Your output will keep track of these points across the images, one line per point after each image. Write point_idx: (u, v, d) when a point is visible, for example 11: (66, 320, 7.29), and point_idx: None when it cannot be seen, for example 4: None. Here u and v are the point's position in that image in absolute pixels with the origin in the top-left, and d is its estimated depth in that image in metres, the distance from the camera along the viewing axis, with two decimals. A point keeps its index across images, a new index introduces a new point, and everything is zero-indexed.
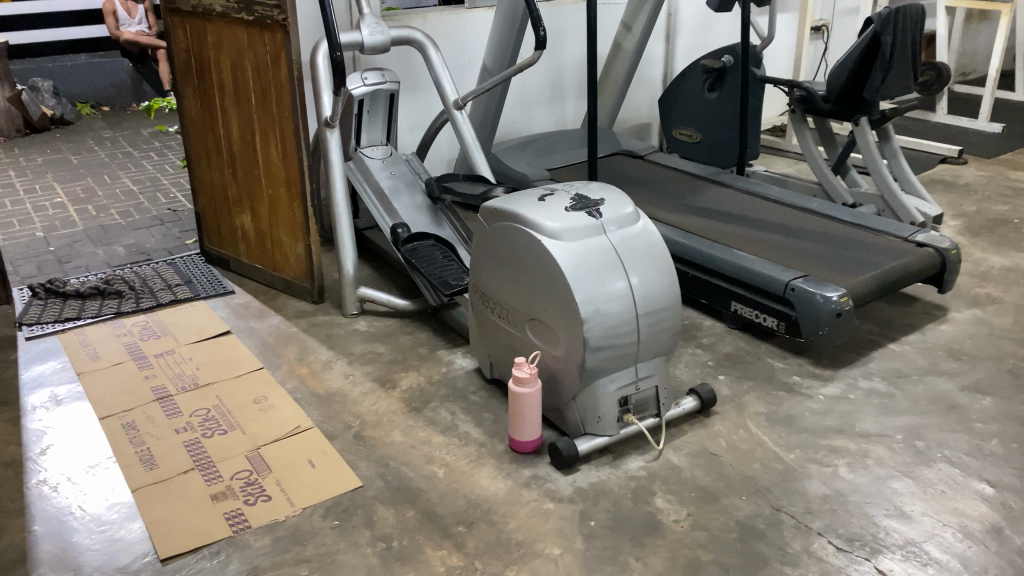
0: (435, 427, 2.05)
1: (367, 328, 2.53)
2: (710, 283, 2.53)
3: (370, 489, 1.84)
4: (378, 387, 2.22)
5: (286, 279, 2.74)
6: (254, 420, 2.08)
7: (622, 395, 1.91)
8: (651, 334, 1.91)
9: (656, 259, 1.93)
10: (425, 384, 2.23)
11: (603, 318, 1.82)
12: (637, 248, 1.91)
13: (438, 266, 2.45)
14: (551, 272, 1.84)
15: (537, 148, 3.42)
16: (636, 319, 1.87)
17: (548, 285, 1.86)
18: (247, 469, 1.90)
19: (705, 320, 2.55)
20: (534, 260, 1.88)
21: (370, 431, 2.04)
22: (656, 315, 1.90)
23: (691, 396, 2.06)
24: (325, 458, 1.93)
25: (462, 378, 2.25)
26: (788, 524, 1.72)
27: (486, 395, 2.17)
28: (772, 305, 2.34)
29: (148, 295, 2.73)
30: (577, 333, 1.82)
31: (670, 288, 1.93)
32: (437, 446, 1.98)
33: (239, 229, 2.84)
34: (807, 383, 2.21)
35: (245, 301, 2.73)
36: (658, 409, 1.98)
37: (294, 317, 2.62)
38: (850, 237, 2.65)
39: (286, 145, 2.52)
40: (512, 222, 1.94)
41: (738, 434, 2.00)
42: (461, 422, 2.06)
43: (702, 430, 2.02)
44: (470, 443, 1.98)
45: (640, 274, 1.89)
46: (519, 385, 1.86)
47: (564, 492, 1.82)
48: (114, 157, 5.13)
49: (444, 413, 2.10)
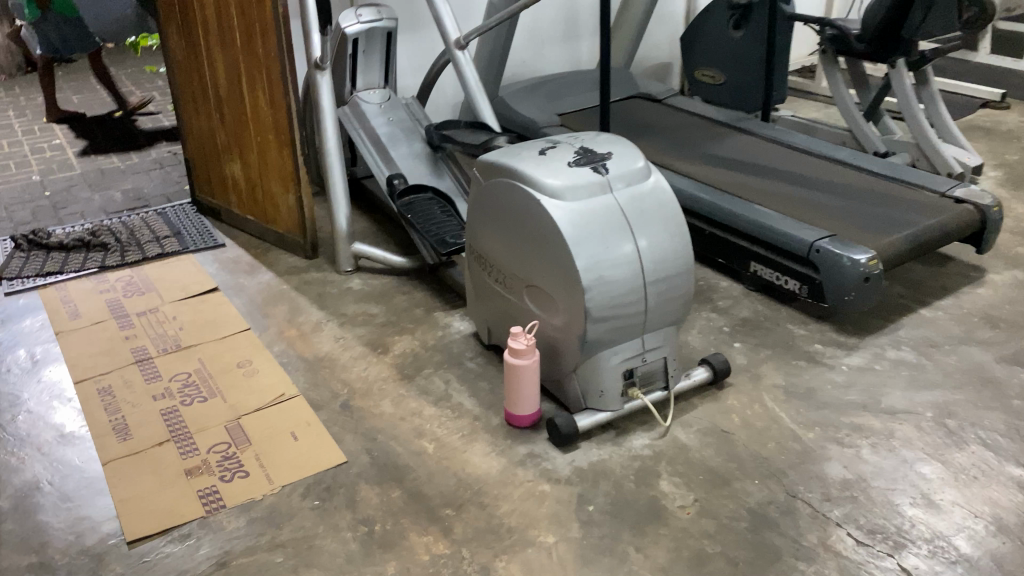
0: (428, 397, 1.91)
1: (361, 287, 2.38)
2: (729, 242, 2.35)
3: (354, 466, 1.72)
4: (369, 352, 2.08)
5: (278, 232, 2.60)
6: (236, 387, 1.96)
7: (627, 367, 1.76)
8: (661, 302, 1.75)
9: (668, 221, 1.77)
10: (419, 350, 2.09)
11: (606, 287, 1.67)
12: (646, 207, 1.75)
13: (435, 222, 2.29)
14: (552, 236, 1.69)
15: (547, 91, 3.22)
16: (644, 287, 1.72)
17: (548, 251, 1.71)
18: (226, 442, 1.78)
19: (722, 281, 2.38)
20: (533, 221, 1.73)
21: (358, 400, 1.91)
22: (667, 282, 1.75)
23: (703, 367, 1.91)
24: (308, 431, 1.81)
25: (458, 342, 2.11)
26: (805, 513, 1.58)
27: (483, 362, 2.03)
28: (795, 267, 2.17)
29: (134, 248, 2.60)
30: (579, 303, 1.68)
31: (683, 252, 1.77)
32: (429, 418, 1.85)
33: (229, 179, 2.69)
34: (830, 352, 2.05)
35: (234, 255, 2.59)
36: (667, 380, 1.83)
37: (285, 274, 2.48)
38: (880, 190, 2.45)
39: (273, 89, 2.34)
40: (509, 179, 1.77)
41: (753, 409, 1.85)
42: (454, 392, 1.92)
43: (714, 404, 1.87)
44: (463, 417, 1.85)
45: (649, 238, 1.73)
46: (515, 357, 1.73)
47: (562, 473, 1.68)
48: (115, 98, 4.97)
49: (438, 382, 1.96)
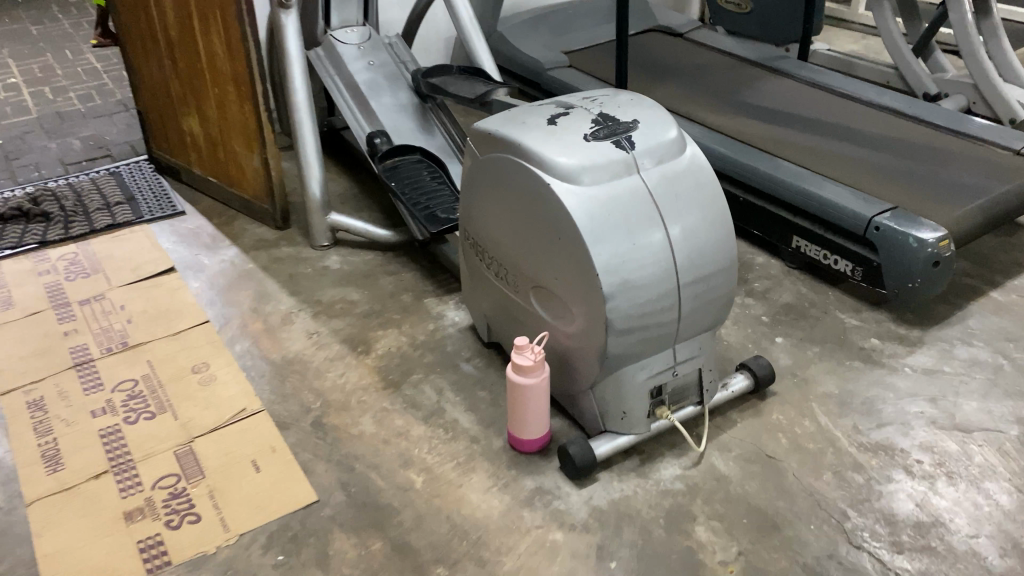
0: (416, 412, 1.61)
1: (340, 266, 2.06)
2: (766, 211, 2.01)
3: (327, 508, 1.43)
4: (348, 351, 1.78)
5: (245, 198, 2.26)
6: (189, 399, 1.66)
7: (654, 384, 1.46)
8: (697, 305, 1.43)
9: (706, 206, 1.43)
10: (406, 348, 1.78)
11: (633, 293, 1.35)
12: (681, 190, 1.42)
13: (424, 190, 1.95)
14: (564, 230, 1.36)
15: (553, 24, 2.82)
16: (677, 290, 1.40)
17: (559, 246, 1.38)
18: (175, 474, 1.49)
19: (758, 257, 2.06)
20: (540, 208, 1.39)
21: (334, 416, 1.61)
22: (705, 281, 1.43)
23: (742, 374, 1.61)
24: (273, 459, 1.52)
25: (452, 338, 1.80)
26: (873, 571, 1.29)
27: (482, 365, 1.73)
28: (847, 245, 1.85)
29: (81, 217, 2.26)
30: (597, 312, 1.36)
31: (724, 244, 1.44)
32: (418, 441, 1.55)
33: (188, 134, 2.33)
34: (889, 349, 1.74)
35: (195, 226, 2.26)
36: (702, 395, 1.53)
37: (252, 249, 2.15)
38: (942, 147, 2.09)
39: (229, 32, 1.97)
40: (511, 155, 1.43)
41: (802, 427, 1.56)
42: (448, 405, 1.63)
43: (757, 419, 1.57)
44: (458, 439, 1.55)
45: (684, 229, 1.40)
46: (520, 374, 1.42)
47: (577, 515, 1.40)
48: (79, 29, 4.54)
49: (428, 391, 1.66)
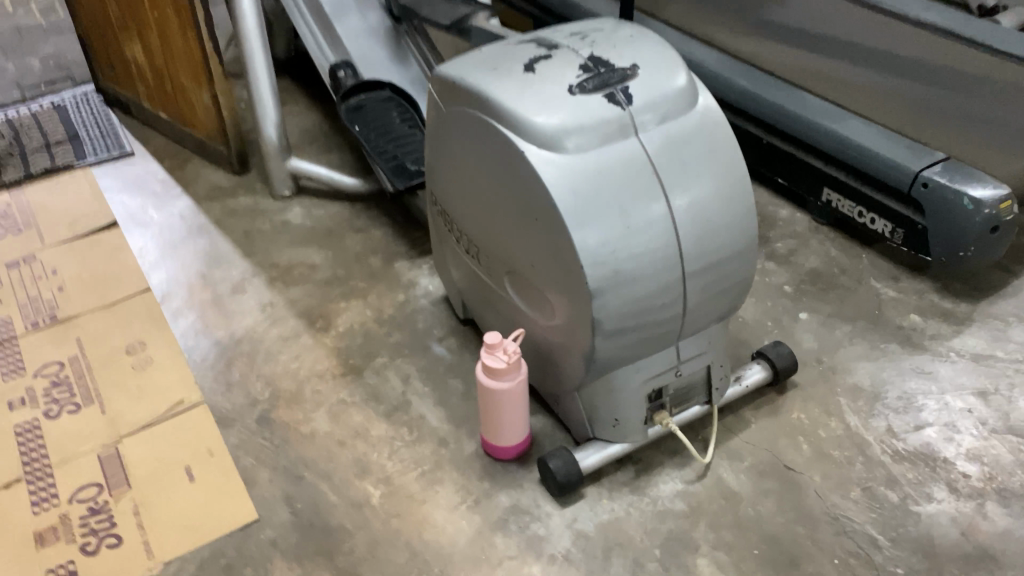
0: (378, 406, 1.39)
1: (302, 222, 1.82)
2: (793, 157, 1.73)
3: (268, 529, 1.23)
4: (304, 327, 1.55)
5: (199, 138, 2.00)
6: (120, 387, 1.45)
7: (653, 388, 1.23)
8: (707, 295, 1.18)
9: (722, 175, 1.16)
10: (370, 324, 1.55)
11: (627, 288, 1.10)
12: (690, 156, 1.14)
13: (393, 134, 1.69)
14: (542, 210, 1.10)
15: None
16: (682, 281, 1.14)
17: (536, 228, 1.13)
18: (96, 483, 1.29)
19: (781, 209, 1.79)
20: (514, 179, 1.13)
21: (284, 411, 1.40)
22: (716, 268, 1.17)
23: (758, 365, 1.37)
24: (209, 466, 1.31)
25: (423, 312, 1.56)
26: None
27: (456, 346, 1.50)
28: (888, 203, 1.57)
29: (16, 160, 2.01)
30: (582, 310, 1.12)
31: (743, 222, 1.17)
32: (377, 443, 1.34)
33: (132, 63, 2.05)
34: (931, 329, 1.49)
35: (144, 171, 2.01)
36: (710, 395, 1.29)
37: (205, 199, 1.91)
38: (1003, 78, 1.77)
39: None
40: (480, 113, 1.16)
41: (827, 430, 1.33)
42: (415, 397, 1.40)
43: (773, 420, 1.34)
44: (423, 441, 1.34)
45: (693, 206, 1.13)
46: (491, 377, 1.19)
47: (557, 543, 1.19)
48: None
49: (393, 379, 1.44)
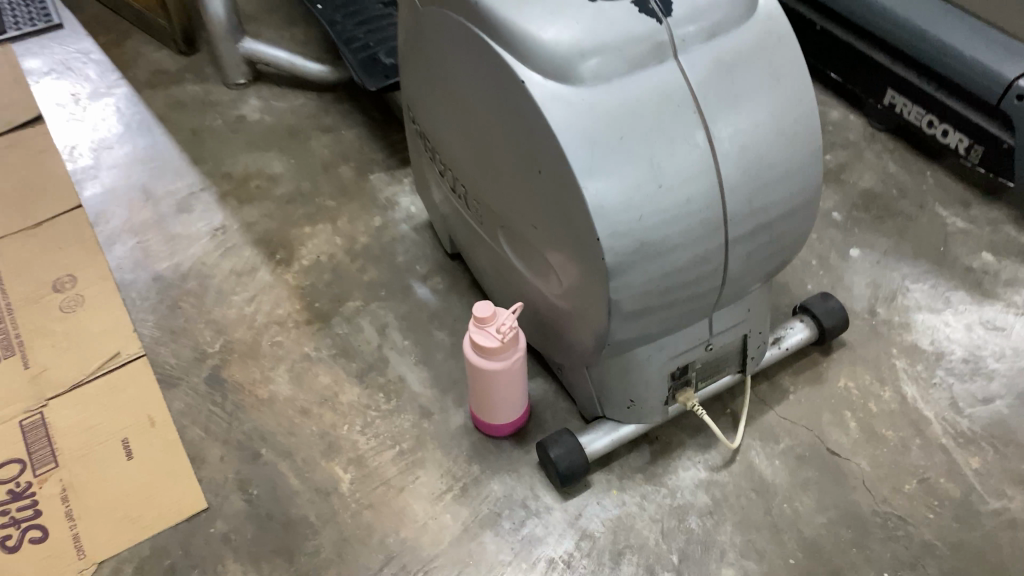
0: (350, 364, 1.18)
1: (263, 120, 1.54)
2: (850, 49, 1.43)
3: (219, 522, 1.04)
4: (262, 260, 1.31)
5: (139, 8, 1.69)
6: (45, 334, 1.22)
7: (677, 366, 1.00)
8: (751, 262, 0.94)
9: (784, 110, 0.88)
10: (341, 257, 1.31)
11: (654, 262, 0.86)
12: (743, 85, 0.86)
13: (363, 19, 1.39)
14: (546, 160, 0.83)
15: None
16: (724, 248, 0.89)
17: (539, 181, 0.86)
18: (17, 460, 1.09)
19: (831, 111, 1.51)
20: (511, 115, 0.86)
21: (238, 369, 1.19)
22: (768, 229, 0.91)
23: (801, 324, 1.15)
24: (151, 439, 1.12)
25: (404, 242, 1.32)
26: None
27: (442, 286, 1.27)
28: (968, 115, 1.29)
29: None
30: (596, 286, 0.88)
31: (807, 170, 0.91)
32: (348, 412, 1.13)
33: None
34: (1006, 272, 1.26)
35: (74, 49, 1.69)
36: (744, 363, 1.07)
37: (148, 88, 1.61)
38: None
39: None
40: (467, 22, 0.88)
41: (880, 404, 1.12)
42: (393, 353, 1.19)
43: (816, 390, 1.14)
44: (402, 411, 1.13)
45: (745, 154, 0.86)
46: (482, 358, 0.97)
47: (559, 546, 1.01)
48: None
49: (367, 329, 1.22)
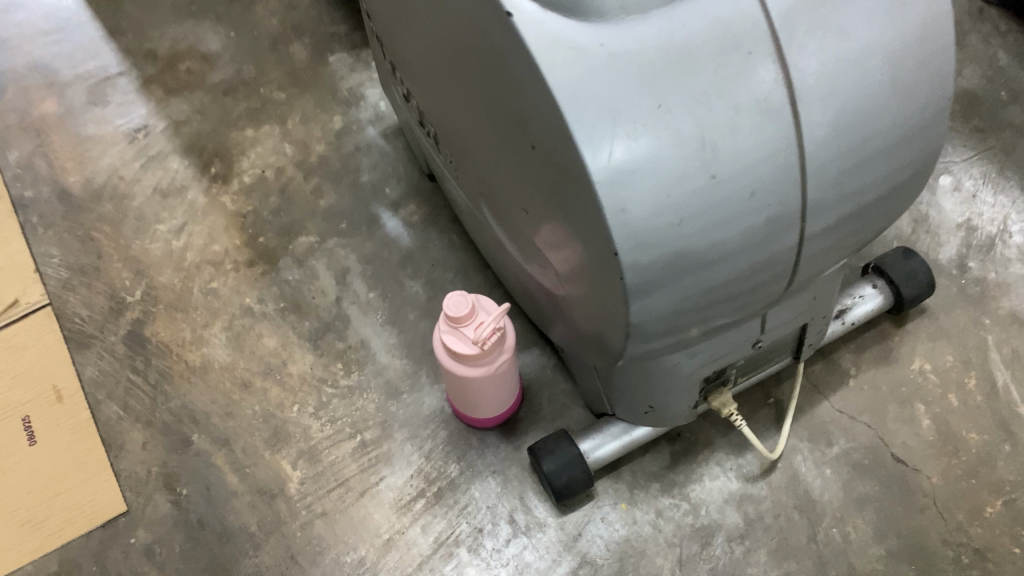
0: (301, 324, 0.95)
1: None
2: None
3: (141, 531, 0.86)
4: (194, 176, 1.05)
5: None
6: None
7: (713, 370, 0.77)
8: (830, 255, 0.67)
9: (907, 44, 0.57)
10: (292, 174, 1.05)
11: (695, 277, 0.59)
12: (847, 12, 0.55)
13: None
14: (541, 131, 0.55)
15: None
16: (798, 248, 0.62)
17: (532, 155, 0.59)
18: None
19: None
20: (490, 54, 0.57)
21: (164, 324, 0.96)
22: (863, 213, 0.63)
23: (874, 290, 0.89)
24: (56, 418, 0.91)
25: (371, 155, 1.06)
26: None
27: (419, 218, 1.01)
28: None
29: None
30: (610, 300, 0.62)
31: (930, 131, 0.61)
32: (298, 388, 0.92)
33: None
34: None
35: None
36: (800, 350, 0.83)
37: None
38: None
39: None
40: None
41: (963, 396, 0.89)
42: (355, 310, 0.96)
43: (883, 373, 0.91)
44: (365, 389, 0.91)
45: (847, 120, 0.56)
46: (454, 361, 0.73)
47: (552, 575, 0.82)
48: None
49: (323, 275, 0.98)
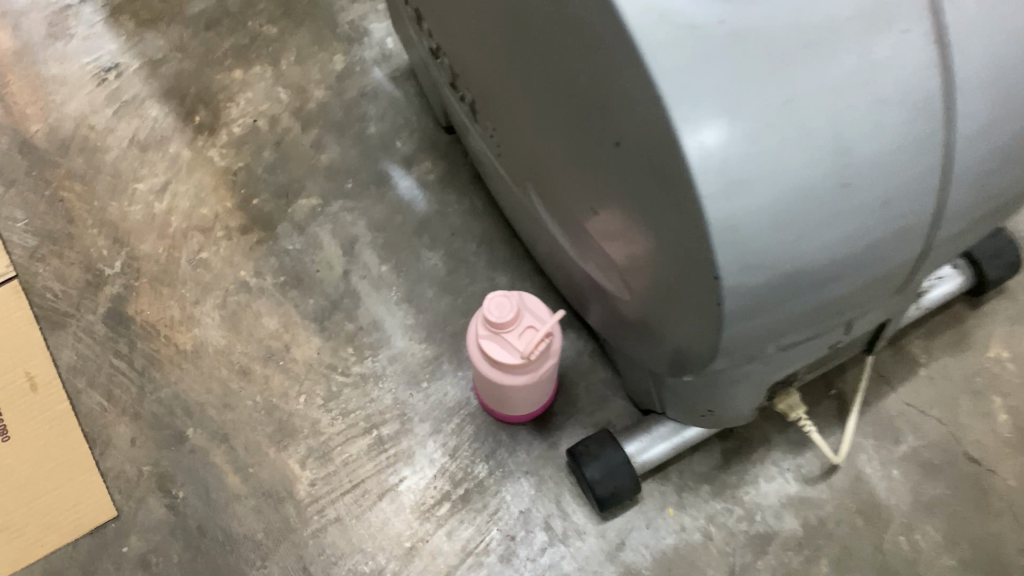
0: (305, 301, 0.84)
1: None
2: None
3: (133, 538, 0.77)
4: (176, 127, 0.93)
5: None
6: None
7: (787, 374, 0.67)
8: None
9: None
10: (289, 124, 0.93)
11: (803, 299, 0.49)
12: None
13: None
14: (630, 125, 0.44)
15: None
16: (922, 258, 0.52)
17: (611, 148, 0.48)
18: None
19: None
20: (564, 24, 0.46)
21: (149, 299, 0.85)
22: (996, 215, 0.53)
23: (953, 273, 0.80)
24: (32, 409, 0.80)
25: (378, 102, 0.93)
26: None
27: (435, 178, 0.90)
28: None
29: None
30: (694, 320, 0.52)
31: None
32: (304, 375, 0.82)
33: None
34: None
35: None
36: (874, 344, 0.74)
37: None
38: None
39: None
40: None
41: None
42: (365, 285, 0.85)
43: (955, 362, 0.82)
44: (380, 377, 0.82)
45: (1007, 113, 0.46)
46: (494, 368, 0.64)
47: None
48: None
49: (328, 244, 0.87)
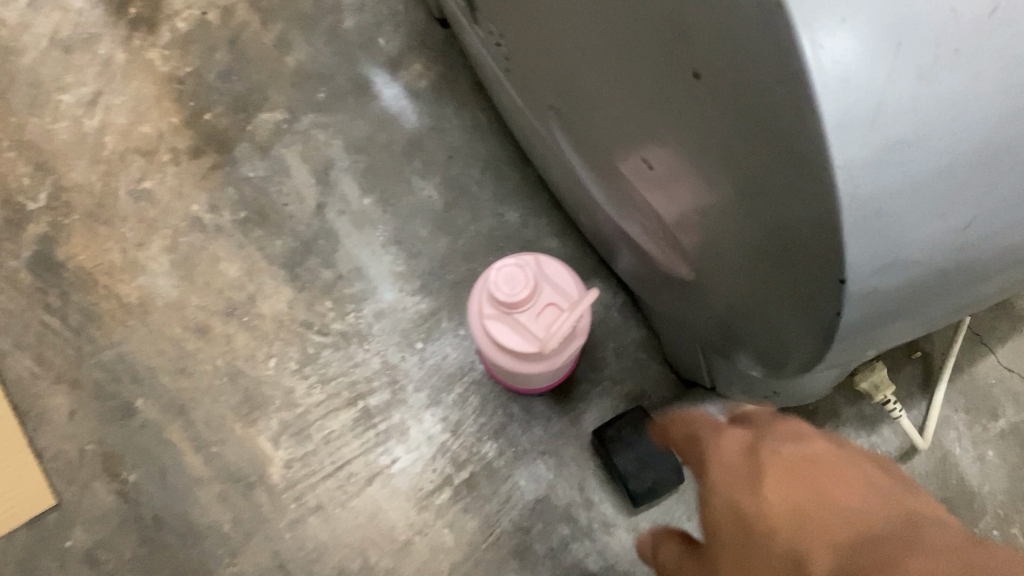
0: (272, 243, 0.69)
1: None
2: None
3: (77, 530, 0.64)
4: (107, 22, 0.75)
5: None
6: None
7: None
8: None
9: None
10: (247, 18, 0.75)
11: (946, 303, 0.34)
12: None
13: None
14: (719, 46, 0.29)
15: None
16: None
17: (680, 81, 0.32)
18: None
19: None
20: None
21: (84, 241, 0.70)
22: None
23: None
24: None
25: None
26: None
27: (429, 85, 0.72)
28: None
29: None
30: (782, 324, 0.37)
31: None
32: (274, 334, 0.68)
33: None
34: None
35: None
36: None
37: None
38: None
39: None
40: None
41: None
42: (344, 222, 0.69)
43: None
44: (366, 336, 0.67)
45: None
46: (498, 353, 0.50)
47: None
48: None
49: (298, 171, 0.70)
